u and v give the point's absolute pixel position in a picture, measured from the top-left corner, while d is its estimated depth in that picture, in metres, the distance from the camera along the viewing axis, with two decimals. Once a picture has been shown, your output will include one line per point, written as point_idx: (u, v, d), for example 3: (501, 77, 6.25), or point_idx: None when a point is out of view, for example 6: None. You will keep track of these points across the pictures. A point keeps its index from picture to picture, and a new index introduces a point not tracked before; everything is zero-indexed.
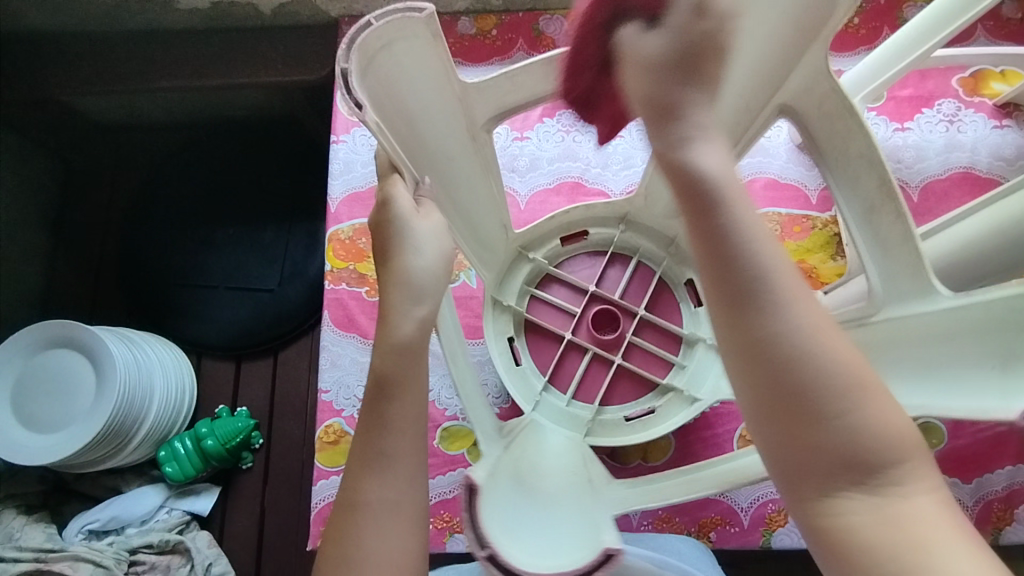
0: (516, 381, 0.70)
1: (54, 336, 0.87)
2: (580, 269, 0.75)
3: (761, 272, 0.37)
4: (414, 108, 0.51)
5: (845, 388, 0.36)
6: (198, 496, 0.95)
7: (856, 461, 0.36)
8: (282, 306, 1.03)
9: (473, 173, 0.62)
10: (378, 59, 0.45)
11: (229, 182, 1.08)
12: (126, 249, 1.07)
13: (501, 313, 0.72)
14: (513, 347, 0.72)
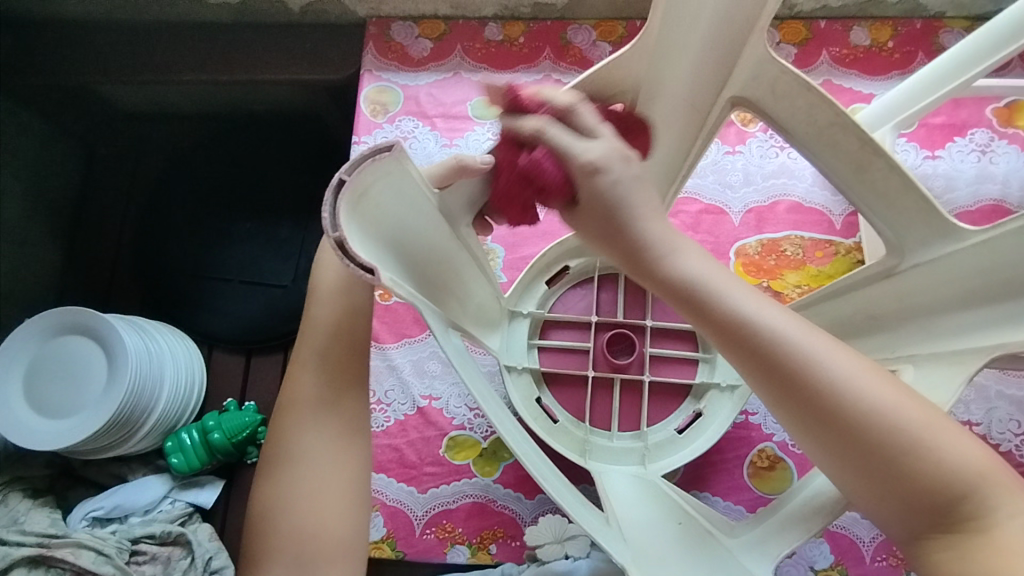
0: (557, 436, 0.67)
1: (69, 321, 0.87)
2: (573, 304, 0.74)
3: (732, 302, 0.41)
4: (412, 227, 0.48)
5: (869, 387, 0.38)
6: (202, 488, 0.95)
7: (899, 462, 0.37)
8: (295, 303, 1.03)
9: (466, 263, 0.57)
10: (363, 208, 0.42)
11: (249, 176, 1.08)
12: (144, 237, 1.07)
13: (518, 377, 0.69)
14: (544, 406, 0.69)
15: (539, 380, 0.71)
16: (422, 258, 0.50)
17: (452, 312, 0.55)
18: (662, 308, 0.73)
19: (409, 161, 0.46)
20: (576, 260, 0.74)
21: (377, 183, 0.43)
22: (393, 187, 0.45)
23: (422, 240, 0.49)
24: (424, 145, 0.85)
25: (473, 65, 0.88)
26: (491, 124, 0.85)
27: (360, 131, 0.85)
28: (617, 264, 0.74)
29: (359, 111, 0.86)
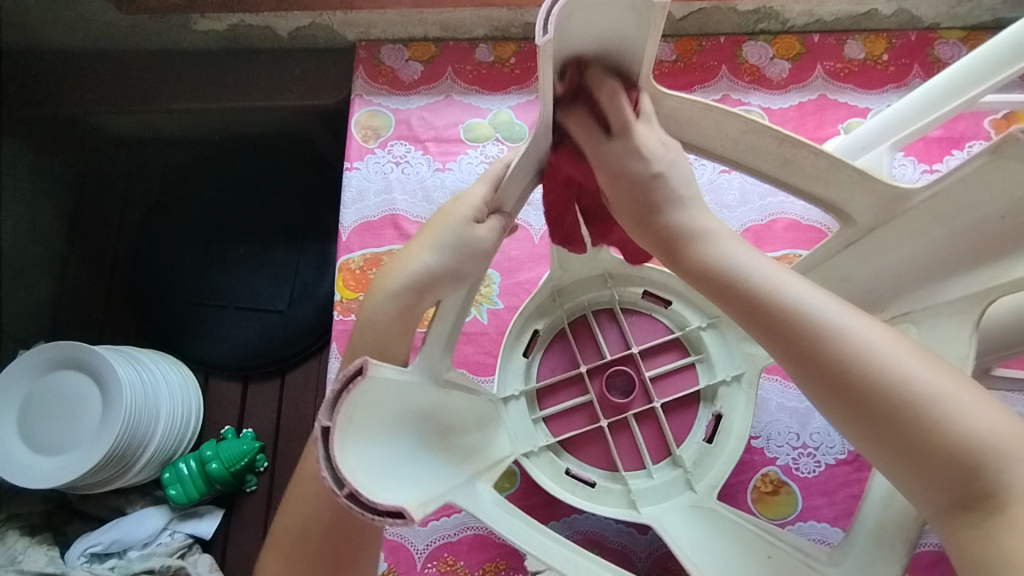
0: (600, 499, 0.65)
1: (63, 356, 0.86)
2: (555, 365, 0.72)
3: (774, 288, 0.43)
4: (412, 411, 0.46)
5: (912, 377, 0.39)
6: (202, 518, 0.94)
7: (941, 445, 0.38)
8: (291, 328, 1.02)
9: (469, 400, 0.55)
10: (361, 429, 0.40)
11: (242, 199, 1.07)
12: (138, 264, 1.06)
13: (536, 462, 0.67)
14: (575, 474, 0.67)
15: (557, 449, 0.69)
16: (430, 427, 0.48)
17: (473, 459, 0.53)
18: (638, 326, 0.73)
19: (390, 367, 0.43)
20: (542, 321, 0.72)
21: (367, 407, 0.41)
22: (386, 395, 0.43)
23: (425, 411, 0.48)
24: (418, 170, 0.84)
25: (465, 87, 0.87)
26: (484, 147, 0.84)
27: (352, 157, 0.84)
28: (590, 300, 0.73)
29: (351, 137, 0.85)
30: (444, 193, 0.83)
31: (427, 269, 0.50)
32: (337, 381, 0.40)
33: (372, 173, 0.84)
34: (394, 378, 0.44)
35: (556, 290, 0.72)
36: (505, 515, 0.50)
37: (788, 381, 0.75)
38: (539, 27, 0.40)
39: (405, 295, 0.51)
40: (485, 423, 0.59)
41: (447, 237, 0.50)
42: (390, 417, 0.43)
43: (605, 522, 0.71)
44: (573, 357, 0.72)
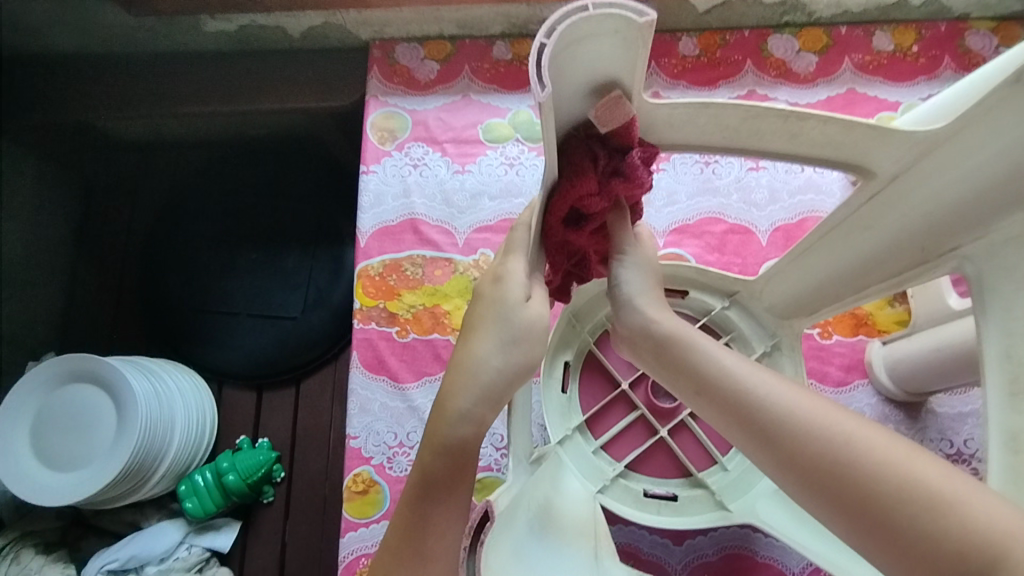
0: (687, 509, 0.65)
1: (74, 369, 0.84)
2: (592, 391, 0.72)
3: (707, 357, 0.47)
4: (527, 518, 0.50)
5: (903, 480, 0.35)
6: (219, 531, 0.92)
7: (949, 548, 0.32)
8: (306, 335, 1.00)
9: (546, 481, 0.59)
10: (502, 559, 0.43)
11: (253, 204, 1.05)
12: (148, 272, 1.05)
13: (617, 492, 0.67)
14: (656, 491, 0.68)
15: (625, 472, 0.69)
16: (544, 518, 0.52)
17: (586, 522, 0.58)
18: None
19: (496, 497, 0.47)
20: (569, 351, 0.71)
21: (498, 550, 0.43)
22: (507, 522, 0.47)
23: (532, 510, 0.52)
24: (437, 172, 0.82)
25: (483, 87, 0.85)
26: (505, 148, 0.82)
27: (368, 160, 0.82)
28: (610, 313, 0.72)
29: (366, 138, 0.83)
30: (464, 196, 0.81)
31: (495, 369, 0.41)
32: (466, 540, 0.42)
33: (389, 176, 0.82)
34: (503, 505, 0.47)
35: (572, 317, 0.71)
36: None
37: (824, 385, 0.73)
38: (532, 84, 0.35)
39: (480, 407, 0.40)
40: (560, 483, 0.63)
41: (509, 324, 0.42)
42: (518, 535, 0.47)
43: (639, 534, 0.70)
44: (606, 375, 0.73)
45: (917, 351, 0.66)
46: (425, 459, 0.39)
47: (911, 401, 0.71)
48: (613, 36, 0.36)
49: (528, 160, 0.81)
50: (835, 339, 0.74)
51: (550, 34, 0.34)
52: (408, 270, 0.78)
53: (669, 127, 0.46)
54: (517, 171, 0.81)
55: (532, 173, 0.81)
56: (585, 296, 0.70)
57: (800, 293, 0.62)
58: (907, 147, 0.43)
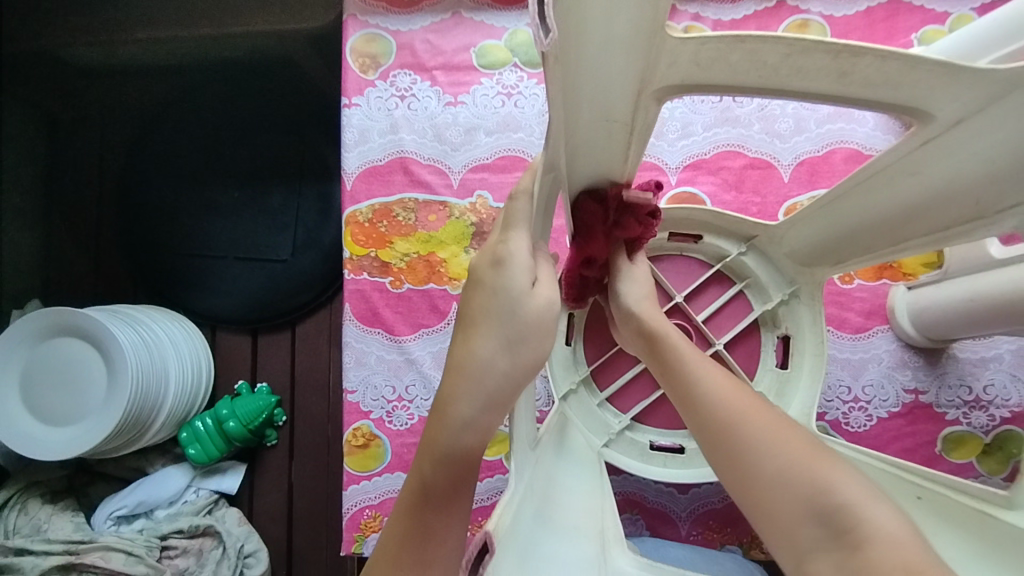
0: (695, 462, 0.64)
1: (57, 323, 0.80)
2: (595, 341, 0.70)
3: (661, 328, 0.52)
4: (528, 526, 0.44)
5: (799, 463, 0.40)
6: (225, 474, 0.93)
7: (807, 505, 0.39)
8: (298, 278, 0.96)
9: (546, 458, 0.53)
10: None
11: (231, 138, 0.97)
12: (126, 215, 0.99)
13: (622, 446, 0.65)
14: (661, 443, 0.66)
15: (631, 424, 0.67)
16: (543, 518, 0.46)
17: (587, 497, 0.52)
18: (672, 273, 0.69)
19: (496, 517, 0.40)
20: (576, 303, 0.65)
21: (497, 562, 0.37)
22: (510, 543, 0.39)
23: (533, 512, 0.46)
24: (426, 104, 0.74)
25: (475, 2, 0.75)
26: (501, 75, 0.73)
27: (350, 91, 0.74)
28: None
29: (346, 66, 0.74)
30: (457, 131, 0.73)
31: (501, 376, 0.37)
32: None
33: (374, 109, 0.74)
34: (505, 520, 0.40)
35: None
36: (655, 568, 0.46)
37: (841, 331, 0.69)
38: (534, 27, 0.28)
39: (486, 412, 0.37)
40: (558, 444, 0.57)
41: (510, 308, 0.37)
42: (521, 551, 0.40)
43: (644, 484, 0.69)
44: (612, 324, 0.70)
45: (948, 300, 0.61)
46: (425, 474, 0.36)
47: (931, 348, 0.68)
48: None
49: (530, 87, 0.73)
50: (856, 283, 0.70)
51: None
52: (399, 215, 0.73)
53: (693, 64, 0.39)
54: (515, 102, 0.73)
55: (531, 103, 0.73)
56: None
57: (824, 240, 0.57)
58: (977, 86, 0.36)
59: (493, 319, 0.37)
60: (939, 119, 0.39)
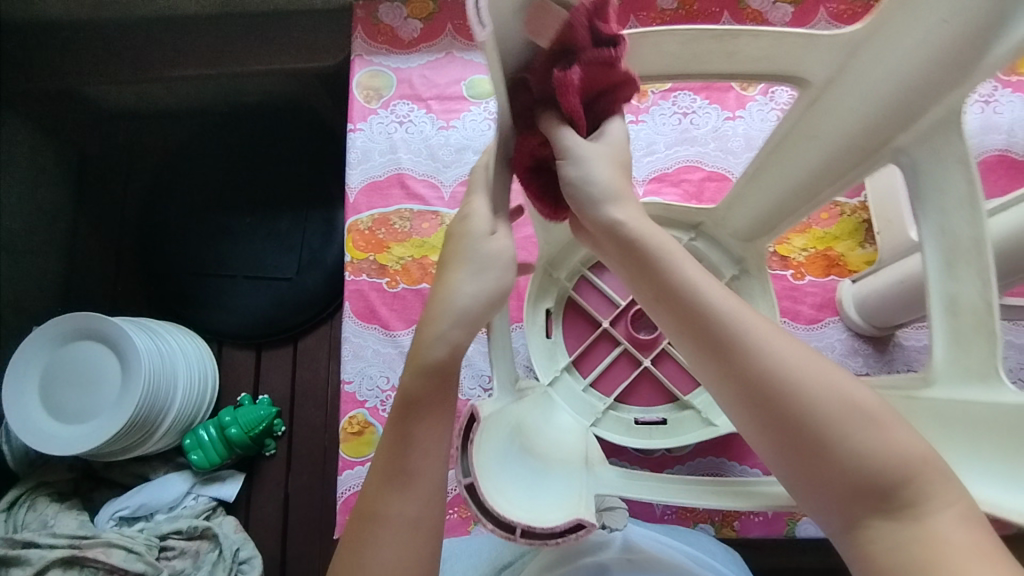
0: (676, 430, 0.70)
1: (78, 327, 0.87)
2: (574, 335, 0.76)
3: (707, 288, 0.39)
4: (512, 430, 0.52)
5: (861, 419, 0.36)
6: (224, 482, 0.96)
7: (870, 487, 0.35)
8: (301, 295, 1.03)
9: (539, 407, 0.63)
10: (491, 458, 0.47)
11: (244, 169, 1.07)
12: (144, 239, 1.07)
13: (610, 424, 0.71)
14: (646, 418, 0.72)
15: (614, 405, 0.72)
16: (528, 436, 0.55)
17: (575, 444, 0.61)
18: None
19: (485, 402, 0.50)
20: (550, 301, 0.74)
21: (489, 452, 0.47)
22: (493, 427, 0.49)
23: (518, 425, 0.54)
24: (422, 128, 0.84)
25: (465, 44, 0.87)
26: (488, 104, 0.84)
27: (355, 118, 0.84)
28: (582, 258, 0.74)
29: (352, 97, 0.85)
30: (449, 151, 0.83)
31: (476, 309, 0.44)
32: (457, 438, 0.45)
33: (376, 133, 0.84)
34: (491, 410, 0.50)
35: (547, 267, 0.73)
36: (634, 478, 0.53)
37: (796, 323, 0.76)
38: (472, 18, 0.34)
39: None
40: (550, 403, 0.67)
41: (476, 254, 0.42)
42: (503, 440, 0.49)
43: (622, 463, 0.76)
44: (587, 318, 0.77)
45: (883, 285, 0.68)
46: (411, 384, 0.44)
47: (880, 335, 0.74)
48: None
49: None
50: (808, 280, 0.77)
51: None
52: (397, 224, 0.81)
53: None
54: None
55: None
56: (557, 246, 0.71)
57: (758, 214, 0.65)
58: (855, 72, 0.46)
59: (463, 264, 0.42)
60: (814, 80, 0.50)
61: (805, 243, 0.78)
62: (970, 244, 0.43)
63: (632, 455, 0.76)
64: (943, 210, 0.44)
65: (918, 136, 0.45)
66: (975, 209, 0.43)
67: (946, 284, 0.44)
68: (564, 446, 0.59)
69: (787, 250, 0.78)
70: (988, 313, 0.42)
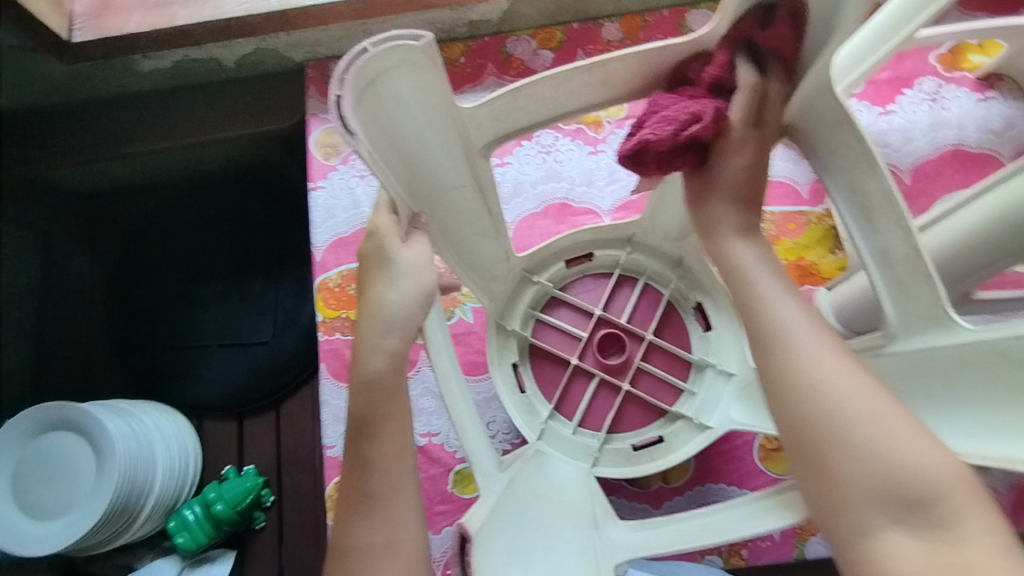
0: (673, 446, 0.69)
1: (49, 418, 0.84)
2: (548, 375, 0.75)
3: (768, 292, 0.43)
4: (512, 513, 0.55)
5: (887, 429, 0.36)
6: (215, 562, 0.92)
7: (901, 500, 0.35)
8: (280, 357, 1.01)
9: (538, 478, 0.61)
10: (491, 564, 0.49)
11: (211, 235, 1.06)
12: (116, 317, 1.06)
13: (609, 460, 0.70)
14: (642, 441, 0.71)
15: (608, 437, 0.71)
16: (533, 506, 0.57)
17: (581, 512, 0.59)
18: (584, 293, 0.76)
19: (476, 509, 0.52)
20: (517, 352, 0.74)
21: (487, 565, 0.49)
22: (490, 529, 0.51)
23: (522, 504, 0.56)
24: None
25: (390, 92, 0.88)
26: None
27: (315, 176, 0.84)
28: (529, 301, 0.75)
29: (311, 156, 0.85)
30: None
31: None
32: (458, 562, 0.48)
33: (338, 189, 0.84)
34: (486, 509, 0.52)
35: (498, 322, 0.74)
36: (646, 532, 0.56)
37: None
38: (341, 131, 0.42)
39: None
40: (551, 469, 0.66)
41: (392, 315, 0.47)
42: (506, 537, 0.52)
43: (620, 501, 0.73)
44: (556, 359, 0.75)
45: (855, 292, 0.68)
46: None
47: None
48: (404, 66, 0.46)
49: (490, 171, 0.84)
50: None
51: (343, 86, 0.42)
52: None
53: None
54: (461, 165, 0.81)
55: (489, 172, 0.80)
56: (499, 299, 0.74)
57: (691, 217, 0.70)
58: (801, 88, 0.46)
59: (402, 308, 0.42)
60: None
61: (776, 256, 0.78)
62: (880, 198, 0.44)
63: (629, 492, 0.73)
64: (847, 172, 0.46)
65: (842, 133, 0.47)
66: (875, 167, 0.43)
67: (873, 238, 0.46)
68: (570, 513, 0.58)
69: None
70: (919, 258, 0.43)
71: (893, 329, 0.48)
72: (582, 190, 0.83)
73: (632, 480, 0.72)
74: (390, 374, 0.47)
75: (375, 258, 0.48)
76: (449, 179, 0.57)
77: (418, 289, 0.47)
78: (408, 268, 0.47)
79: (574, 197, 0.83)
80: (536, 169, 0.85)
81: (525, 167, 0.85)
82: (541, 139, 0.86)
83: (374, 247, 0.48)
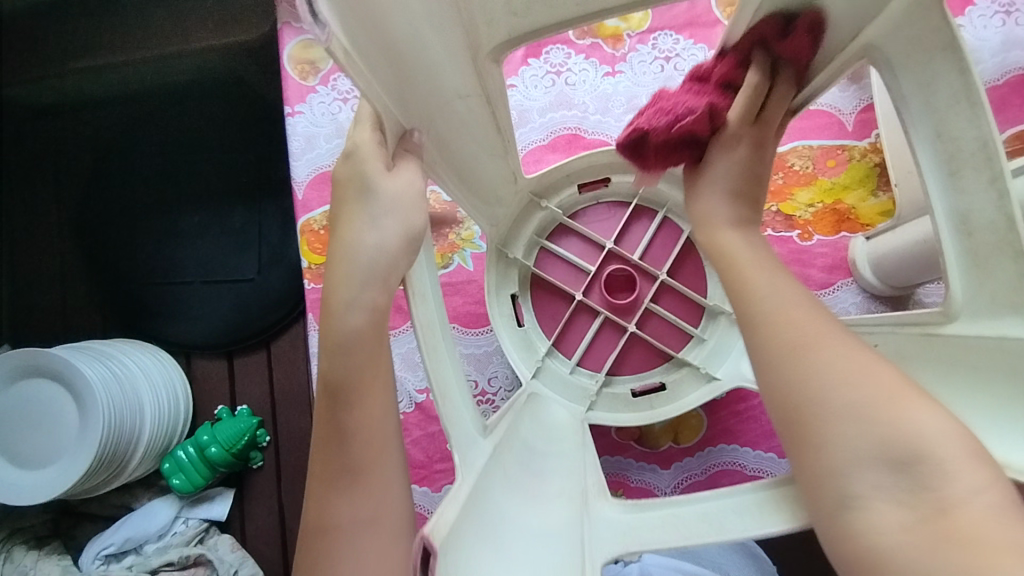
0: (676, 395, 0.65)
1: (22, 364, 0.79)
2: (549, 310, 0.69)
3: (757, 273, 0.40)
4: (491, 493, 0.43)
5: (874, 389, 0.33)
6: (213, 501, 0.92)
7: (888, 456, 0.31)
8: (266, 294, 0.94)
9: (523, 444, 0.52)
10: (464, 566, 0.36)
11: (182, 160, 0.96)
12: (87, 252, 0.98)
13: (605, 404, 0.66)
14: (642, 385, 0.67)
15: (607, 380, 0.67)
16: (515, 476, 0.47)
17: (572, 479, 0.51)
18: (596, 222, 0.69)
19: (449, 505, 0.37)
20: (515, 283, 0.68)
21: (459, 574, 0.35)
22: (464, 525, 0.37)
23: (506, 476, 0.46)
24: None
25: None
26: None
27: (292, 99, 0.74)
28: (535, 228, 0.69)
29: (285, 74, 0.74)
30: None
31: None
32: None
33: (318, 115, 0.74)
34: (458, 508, 0.38)
35: (499, 248, 0.68)
36: (647, 517, 0.45)
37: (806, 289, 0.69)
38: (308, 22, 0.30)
39: None
40: (537, 416, 0.59)
41: (367, 267, 0.40)
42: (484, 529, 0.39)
43: (626, 462, 0.70)
44: (559, 293, 0.69)
45: (902, 242, 0.60)
46: None
47: (900, 294, 0.67)
48: None
49: None
50: (818, 239, 0.70)
51: None
52: None
53: None
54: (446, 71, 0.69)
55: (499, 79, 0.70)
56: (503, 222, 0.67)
57: None
58: None
59: None
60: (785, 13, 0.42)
61: (811, 198, 0.70)
62: (976, 149, 0.37)
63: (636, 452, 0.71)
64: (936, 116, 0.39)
65: (927, 52, 0.37)
66: (976, 106, 0.36)
67: (953, 198, 0.39)
68: (556, 478, 0.50)
69: (792, 208, 0.70)
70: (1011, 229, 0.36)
71: (959, 307, 0.40)
72: (595, 118, 0.73)
73: (637, 438, 0.70)
74: (371, 328, 0.41)
75: (355, 184, 0.41)
76: (452, 88, 0.47)
77: (400, 232, 0.41)
78: (387, 206, 0.41)
79: (586, 126, 0.74)
80: (545, 93, 0.75)
81: (532, 91, 0.75)
82: (550, 57, 0.75)
83: (354, 172, 0.41)
